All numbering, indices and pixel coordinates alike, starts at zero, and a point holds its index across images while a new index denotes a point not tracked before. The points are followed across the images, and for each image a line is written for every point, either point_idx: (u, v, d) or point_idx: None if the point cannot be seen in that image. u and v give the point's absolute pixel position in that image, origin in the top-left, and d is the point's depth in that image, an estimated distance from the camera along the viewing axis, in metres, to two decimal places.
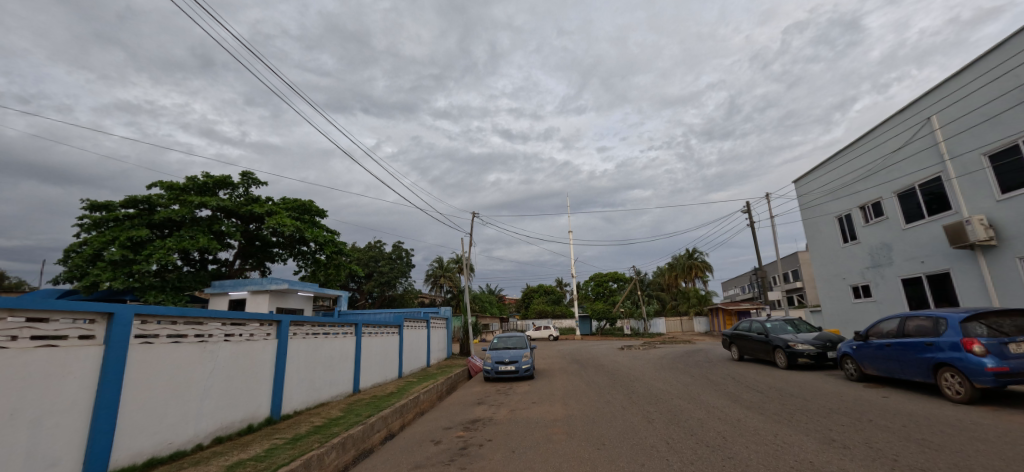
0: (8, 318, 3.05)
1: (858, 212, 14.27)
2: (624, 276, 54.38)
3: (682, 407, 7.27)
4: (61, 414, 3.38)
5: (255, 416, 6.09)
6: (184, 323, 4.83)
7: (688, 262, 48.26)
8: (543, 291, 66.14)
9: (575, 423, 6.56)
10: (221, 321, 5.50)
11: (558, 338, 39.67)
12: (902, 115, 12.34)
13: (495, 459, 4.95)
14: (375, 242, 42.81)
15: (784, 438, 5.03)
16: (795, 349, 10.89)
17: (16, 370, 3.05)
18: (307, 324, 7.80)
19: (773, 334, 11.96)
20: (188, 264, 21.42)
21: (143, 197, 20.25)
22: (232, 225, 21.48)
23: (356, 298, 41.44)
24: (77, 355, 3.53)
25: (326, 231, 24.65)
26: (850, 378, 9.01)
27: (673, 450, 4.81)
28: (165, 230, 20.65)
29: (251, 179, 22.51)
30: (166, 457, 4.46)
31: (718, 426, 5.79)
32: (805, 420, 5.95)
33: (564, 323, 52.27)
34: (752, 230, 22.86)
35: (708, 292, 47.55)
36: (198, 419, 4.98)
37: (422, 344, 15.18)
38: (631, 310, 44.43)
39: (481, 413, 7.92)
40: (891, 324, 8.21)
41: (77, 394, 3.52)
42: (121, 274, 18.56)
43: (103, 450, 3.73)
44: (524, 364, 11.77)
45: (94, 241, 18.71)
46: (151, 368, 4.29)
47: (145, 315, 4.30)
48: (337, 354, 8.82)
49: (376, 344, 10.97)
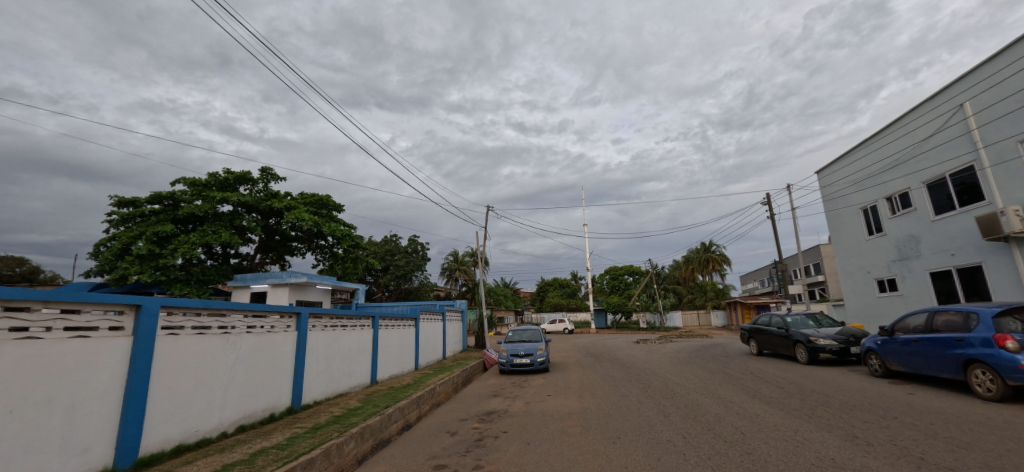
0: (42, 309, 3.19)
1: (884, 203, 13.79)
2: (640, 270, 54.29)
3: (699, 402, 7.20)
4: (93, 401, 3.52)
5: (277, 406, 6.25)
6: (208, 315, 4.96)
7: (705, 255, 47.04)
8: (558, 284, 66.30)
9: (591, 416, 6.53)
10: (244, 313, 5.63)
11: (573, 331, 39.67)
12: (933, 101, 11.83)
13: (511, 450, 5.01)
14: (390, 235, 43.25)
15: (804, 434, 4.94)
16: (816, 344, 10.66)
17: (52, 360, 3.19)
18: (326, 317, 7.93)
19: (794, 328, 11.70)
20: (211, 258, 22.06)
21: (168, 194, 20.81)
22: (253, 219, 21.96)
23: (372, 291, 42.20)
24: (107, 345, 3.66)
25: (343, 225, 24.93)
26: (875, 375, 8.78)
27: (689, 445, 4.77)
28: (189, 225, 21.16)
29: (270, 174, 22.89)
30: (193, 444, 4.62)
31: (736, 422, 5.73)
32: (826, 415, 5.85)
33: (578, 317, 52.18)
34: (773, 223, 22.42)
35: (726, 286, 46.58)
36: (223, 408, 5.15)
37: (438, 336, 15.37)
38: (646, 303, 44.12)
39: (497, 405, 7.97)
40: (918, 319, 7.95)
41: (109, 383, 3.66)
42: (148, 268, 19.16)
43: (134, 437, 3.88)
44: (539, 357, 11.75)
45: (123, 236, 19.32)
46: (177, 359, 4.43)
47: (171, 307, 4.42)
48: (355, 346, 8.98)
49: (393, 337, 11.08)
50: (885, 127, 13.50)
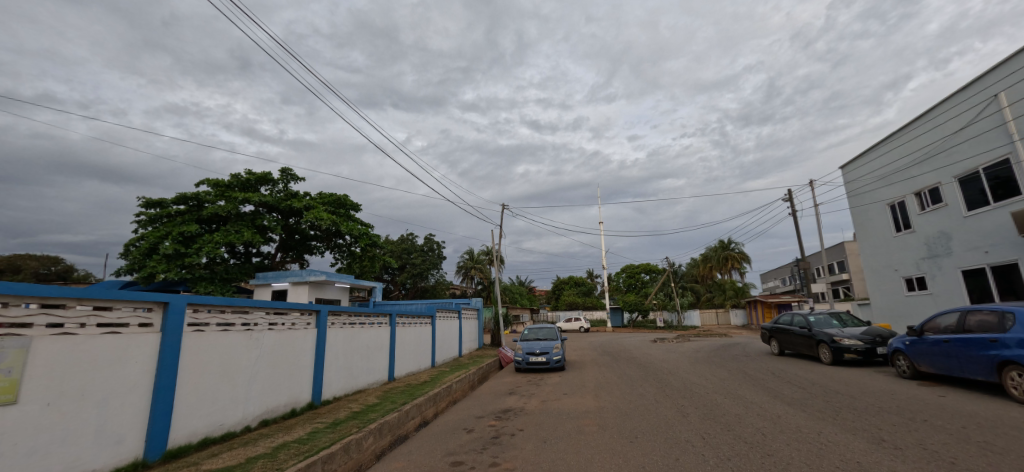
0: (76, 306, 3.32)
1: (913, 199, 13.30)
2: (657, 268, 53.65)
3: (719, 402, 7.08)
4: (124, 395, 3.66)
5: (297, 401, 6.39)
6: (231, 312, 5.10)
7: (724, 253, 46.04)
8: (573, 282, 65.88)
9: (607, 415, 6.50)
10: (266, 310, 5.77)
11: (589, 330, 39.46)
12: (965, 92, 11.36)
13: (526, 448, 5.00)
14: (407, 234, 43.69)
15: (828, 437, 4.82)
16: (841, 344, 10.36)
17: (86, 354, 3.33)
18: (344, 314, 8.06)
19: (817, 328, 11.40)
20: (234, 257, 22.64)
21: (193, 194, 21.42)
22: (273, 219, 22.46)
23: (389, 289, 42.72)
24: (137, 341, 3.79)
25: (361, 224, 25.29)
26: (903, 376, 8.49)
27: (709, 445, 4.70)
28: (213, 225, 21.75)
29: (290, 175, 23.35)
30: (218, 438, 4.76)
31: (757, 423, 5.61)
32: (851, 417, 5.68)
33: (594, 315, 51.89)
34: (795, 220, 21.87)
35: (746, 284, 45.59)
36: (246, 403, 5.29)
37: (454, 334, 15.49)
38: (663, 302, 43.54)
39: (513, 403, 7.98)
40: (949, 319, 7.66)
41: (139, 377, 3.80)
42: (174, 266, 19.78)
43: (163, 430, 4.02)
44: (555, 355, 11.73)
45: (151, 236, 19.98)
46: (202, 354, 4.56)
47: (196, 304, 4.56)
48: (373, 344, 9.10)
49: (409, 334, 11.21)
50: (914, 120, 13.02)
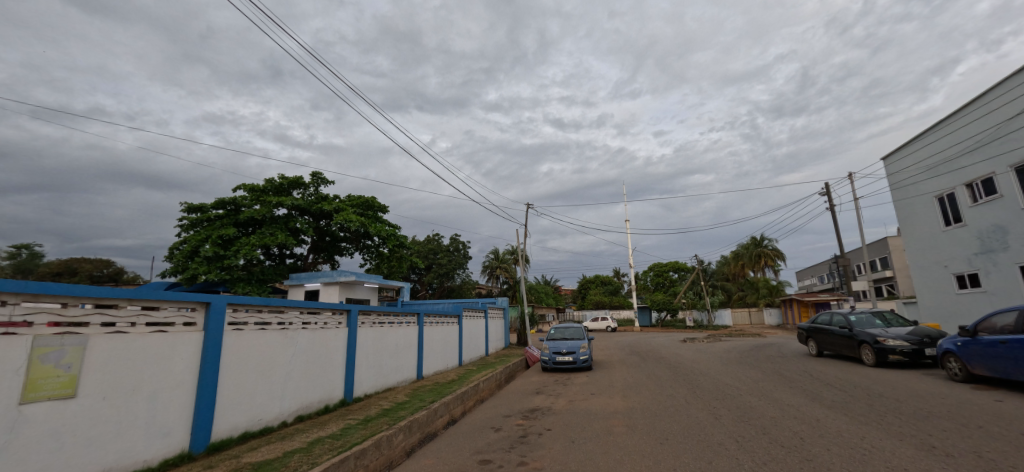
0: (128, 306, 3.53)
1: (963, 190, 12.48)
2: (686, 266, 52.38)
3: (753, 404, 6.85)
4: (172, 391, 3.87)
5: (330, 398, 6.58)
6: (268, 311, 5.31)
7: (756, 250, 44.35)
8: (600, 281, 65.09)
9: (636, 416, 6.41)
10: (300, 310, 5.98)
11: (616, 330, 38.95)
12: (1020, 75, 10.59)
13: (554, 448, 4.99)
14: (433, 234, 44.28)
15: (872, 442, 4.58)
16: (884, 345, 9.83)
17: (136, 351, 3.54)
18: (373, 313, 8.25)
19: (858, 328, 10.86)
20: (269, 258, 23.56)
21: (230, 199, 22.40)
22: (305, 222, 23.23)
23: (417, 289, 43.42)
24: (182, 340, 4.00)
25: (388, 225, 25.81)
26: (955, 379, 7.97)
27: (744, 449, 4.55)
28: (249, 228, 22.68)
29: (320, 179, 24.08)
30: (257, 432, 4.96)
31: (795, 426, 5.40)
32: (898, 423, 5.37)
33: (621, 314, 51.18)
34: (833, 215, 20.91)
35: (781, 282, 43.83)
36: (283, 399, 5.49)
37: (481, 333, 15.62)
38: (693, 301, 42.43)
39: (540, 403, 7.97)
40: (1006, 318, 7.14)
41: (185, 373, 4.01)
42: (215, 268, 20.78)
43: (207, 424, 4.23)
44: (582, 355, 11.65)
45: (193, 239, 21.04)
46: (242, 353, 4.77)
47: (235, 304, 4.77)
48: (402, 342, 9.28)
49: (437, 333, 11.36)
50: (964, 107, 12.21)
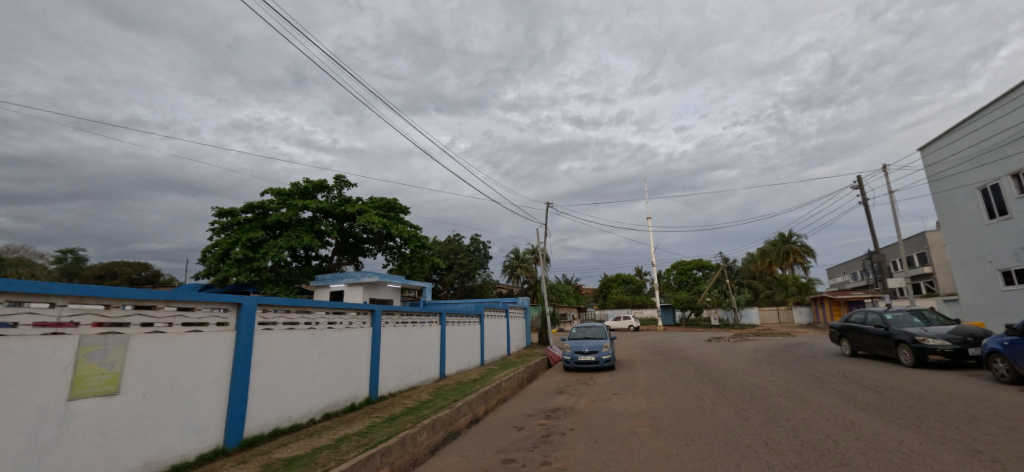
0: (165, 307, 3.69)
1: (1009, 181, 11.79)
2: (710, 264, 51.23)
3: (783, 405, 6.64)
4: (207, 388, 4.03)
5: (356, 396, 6.72)
6: (296, 311, 5.47)
7: (784, 247, 42.91)
8: (621, 280, 64.36)
9: (661, 417, 6.31)
10: (326, 310, 6.12)
11: (639, 329, 38.45)
12: None
13: (578, 448, 4.95)
14: (453, 234, 44.64)
15: (911, 446, 4.37)
16: (924, 344, 9.38)
17: (174, 350, 3.69)
18: (397, 313, 8.38)
19: (894, 327, 10.40)
20: (296, 260, 24.24)
21: (258, 203, 23.13)
22: (330, 224, 23.78)
23: (438, 289, 43.86)
24: (215, 339, 4.16)
25: (409, 226, 26.17)
26: (1001, 381, 7.53)
27: (774, 452, 4.41)
28: (276, 231, 23.39)
29: (343, 182, 24.59)
30: (287, 429, 5.11)
31: (828, 429, 5.21)
32: (940, 426, 5.11)
33: (644, 313, 50.48)
34: (866, 209, 20.08)
35: (811, 279, 42.33)
36: (311, 397, 5.64)
37: (502, 332, 15.67)
38: (718, 300, 41.44)
39: (562, 402, 7.93)
40: None
41: (218, 371, 4.17)
42: (245, 270, 21.53)
43: (239, 420, 4.39)
44: (605, 354, 11.56)
45: (224, 242, 21.84)
46: (271, 352, 4.92)
47: (265, 305, 4.93)
48: (424, 342, 9.40)
49: (459, 332, 11.46)
50: (1008, 93, 11.55)
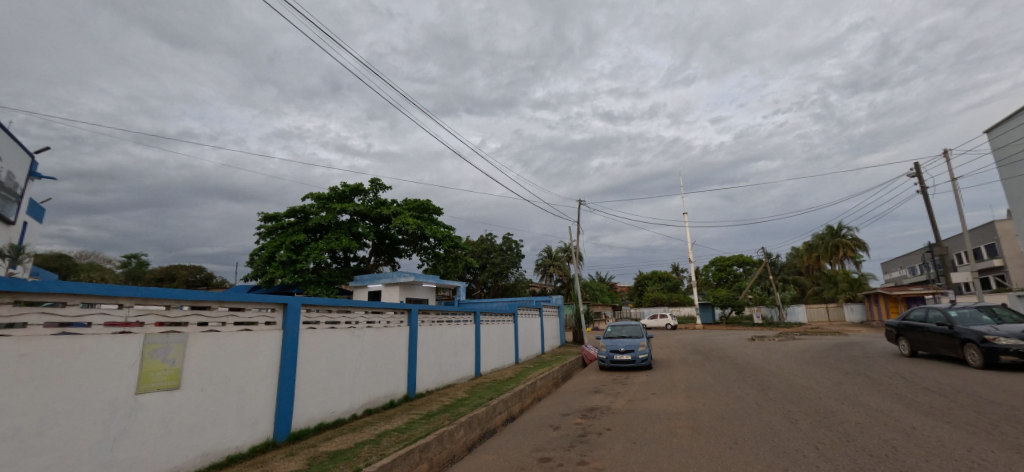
0: (218, 307, 3.94)
1: None
2: (752, 260, 49.12)
3: (834, 408, 6.28)
4: (258, 383, 4.27)
5: (395, 393, 6.92)
6: (337, 311, 5.69)
7: (834, 240, 40.46)
8: (657, 277, 62.84)
9: (702, 418, 6.14)
10: (365, 310, 6.34)
11: (676, 327, 37.41)
12: None
13: (616, 448, 4.89)
14: (485, 234, 44.98)
15: (981, 454, 4.04)
16: (994, 344, 8.62)
17: (227, 347, 3.94)
18: (432, 312, 8.55)
19: (960, 325, 9.61)
20: (336, 261, 25.20)
21: (300, 207, 24.19)
22: (366, 226, 24.55)
23: (472, 288, 44.35)
24: (265, 337, 4.40)
25: (442, 227, 26.60)
26: None
27: (826, 457, 4.18)
28: (317, 234, 24.40)
29: (379, 184, 25.29)
30: (331, 423, 5.33)
31: (885, 433, 4.89)
32: (1016, 433, 4.67)
33: (681, 311, 49.06)
34: (926, 198, 18.64)
35: (864, 275, 39.73)
36: (353, 393, 5.86)
37: (536, 331, 15.67)
38: (760, 297, 39.67)
39: (598, 402, 7.84)
40: None
41: (268, 368, 4.41)
42: (289, 272, 22.62)
43: (288, 415, 4.62)
44: (641, 354, 11.34)
45: (269, 245, 23.01)
46: (315, 349, 5.15)
47: (308, 305, 5.16)
48: (460, 340, 9.55)
49: (493, 331, 11.54)
50: None
